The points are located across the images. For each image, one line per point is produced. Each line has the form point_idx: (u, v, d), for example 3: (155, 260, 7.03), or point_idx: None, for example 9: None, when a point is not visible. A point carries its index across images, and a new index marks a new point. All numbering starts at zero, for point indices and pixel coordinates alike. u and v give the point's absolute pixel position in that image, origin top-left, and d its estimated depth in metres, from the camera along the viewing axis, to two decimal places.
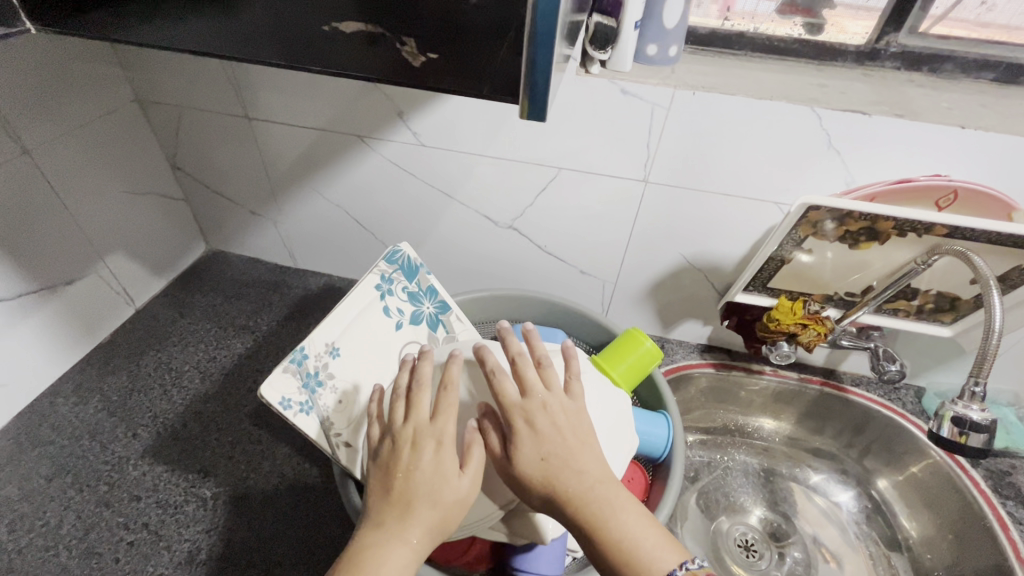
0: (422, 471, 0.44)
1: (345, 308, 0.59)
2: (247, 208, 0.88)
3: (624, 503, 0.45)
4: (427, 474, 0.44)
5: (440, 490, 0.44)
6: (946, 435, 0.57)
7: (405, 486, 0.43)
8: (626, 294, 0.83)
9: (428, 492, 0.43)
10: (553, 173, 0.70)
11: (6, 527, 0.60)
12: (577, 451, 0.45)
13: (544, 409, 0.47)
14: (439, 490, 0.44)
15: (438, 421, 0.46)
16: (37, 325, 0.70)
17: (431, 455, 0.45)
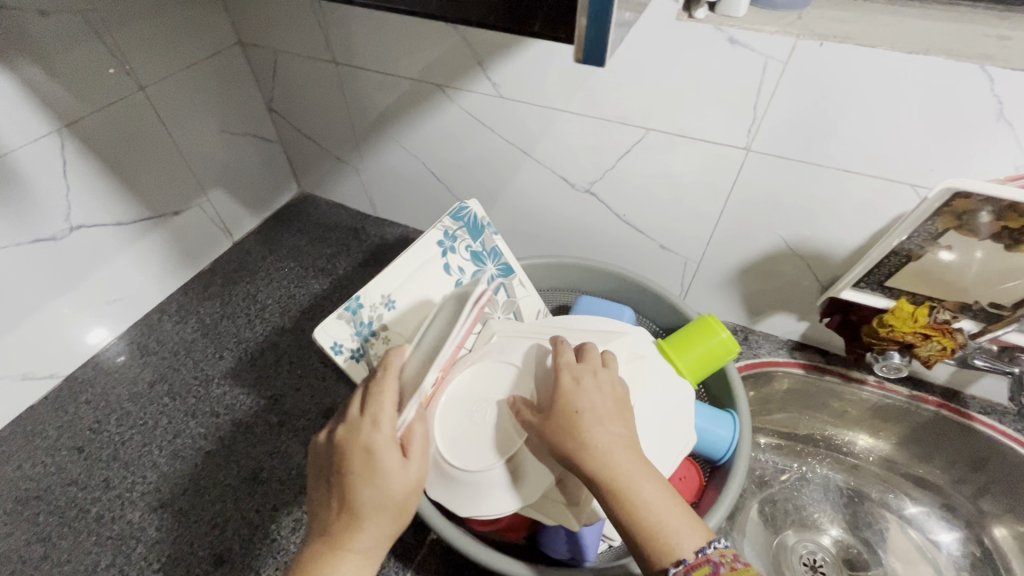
0: (360, 477, 0.39)
1: (406, 261, 0.59)
2: (334, 154, 0.90)
3: (652, 473, 0.40)
4: (363, 476, 0.39)
5: (382, 491, 0.39)
6: None
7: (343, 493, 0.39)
8: (710, 276, 0.75)
9: (369, 496, 0.39)
10: (640, 134, 0.63)
11: (116, 421, 0.69)
12: (596, 418, 0.42)
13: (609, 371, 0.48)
14: (382, 491, 0.39)
15: (371, 415, 0.40)
16: (147, 247, 0.78)
17: (361, 456, 0.39)
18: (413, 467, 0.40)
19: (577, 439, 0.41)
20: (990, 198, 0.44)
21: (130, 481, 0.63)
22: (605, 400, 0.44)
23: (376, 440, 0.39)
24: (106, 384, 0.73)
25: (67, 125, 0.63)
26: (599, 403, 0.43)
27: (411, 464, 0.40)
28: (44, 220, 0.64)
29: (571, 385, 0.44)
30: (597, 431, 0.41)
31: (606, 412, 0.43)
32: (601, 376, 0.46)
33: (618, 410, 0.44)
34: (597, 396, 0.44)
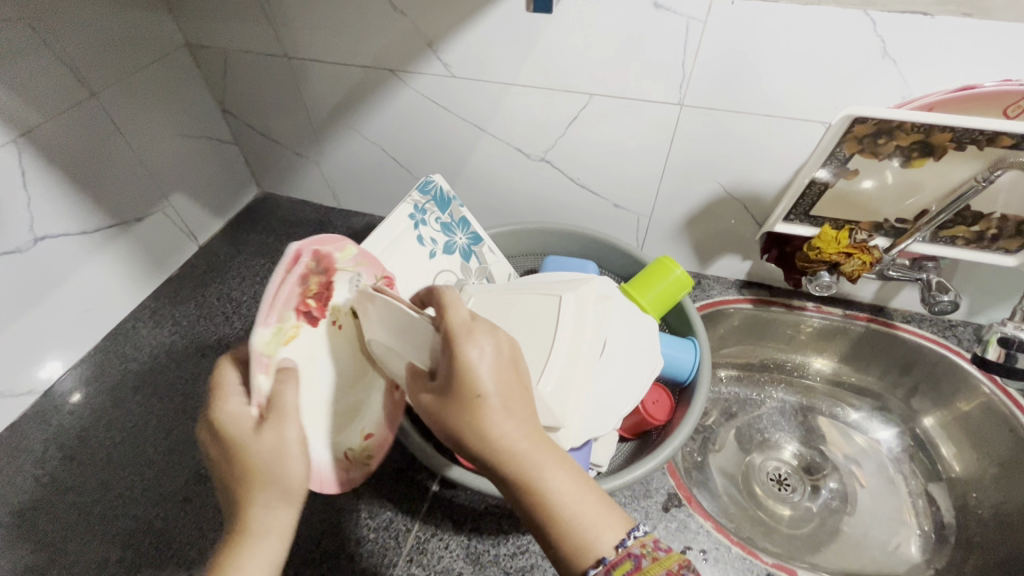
0: (249, 487, 0.40)
1: (383, 233, 0.63)
2: (292, 149, 0.92)
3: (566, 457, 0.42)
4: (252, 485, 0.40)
5: (249, 461, 0.40)
6: (992, 358, 0.60)
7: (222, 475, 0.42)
8: (661, 229, 0.82)
9: (242, 475, 0.40)
10: (585, 100, 0.69)
11: (104, 426, 0.69)
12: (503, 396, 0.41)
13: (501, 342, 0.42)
14: (249, 463, 0.40)
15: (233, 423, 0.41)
16: (113, 256, 0.78)
17: (214, 434, 0.41)
18: (294, 463, 0.41)
19: (477, 425, 0.40)
20: (882, 121, 0.52)
21: (128, 479, 0.64)
22: (509, 370, 0.42)
23: (222, 418, 0.41)
24: (88, 394, 0.73)
25: (23, 135, 0.63)
26: (497, 381, 0.41)
27: (286, 452, 0.41)
28: (6, 233, 0.64)
29: (467, 363, 0.41)
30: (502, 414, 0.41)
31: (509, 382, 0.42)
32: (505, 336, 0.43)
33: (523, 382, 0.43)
34: (504, 365, 0.42)
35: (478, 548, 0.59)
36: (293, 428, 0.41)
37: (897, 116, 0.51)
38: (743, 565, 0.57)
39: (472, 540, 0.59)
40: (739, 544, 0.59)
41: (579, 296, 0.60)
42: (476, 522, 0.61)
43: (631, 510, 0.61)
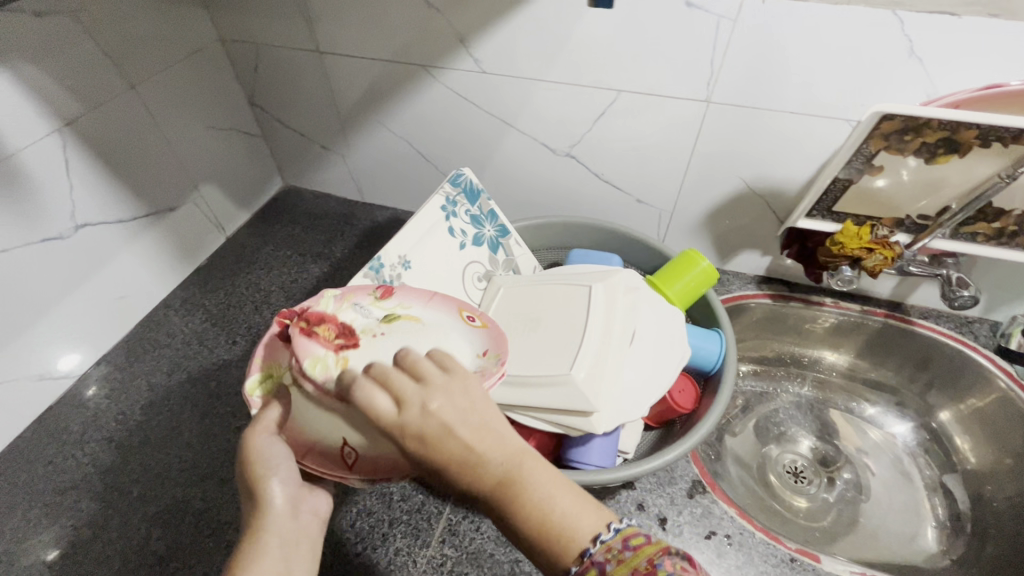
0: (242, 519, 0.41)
1: (416, 224, 0.64)
2: (318, 143, 0.94)
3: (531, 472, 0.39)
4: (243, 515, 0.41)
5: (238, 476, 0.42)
6: None
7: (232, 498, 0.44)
8: (682, 224, 0.83)
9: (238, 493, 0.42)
10: (613, 96, 0.70)
11: (141, 410, 0.71)
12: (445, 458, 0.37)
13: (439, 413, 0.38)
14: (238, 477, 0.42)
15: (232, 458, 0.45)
16: (147, 245, 0.80)
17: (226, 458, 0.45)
18: (273, 484, 0.41)
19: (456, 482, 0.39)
20: (910, 117, 0.54)
21: (166, 461, 0.66)
22: (446, 438, 0.37)
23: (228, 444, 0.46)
24: (124, 378, 0.75)
25: (67, 125, 0.65)
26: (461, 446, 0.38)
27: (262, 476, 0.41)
28: (49, 221, 0.66)
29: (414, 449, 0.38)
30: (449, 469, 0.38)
31: (452, 444, 0.37)
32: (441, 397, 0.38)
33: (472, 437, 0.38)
34: (434, 432, 0.37)
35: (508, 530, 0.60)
36: (267, 444, 0.42)
37: (927, 113, 0.52)
38: (767, 550, 0.59)
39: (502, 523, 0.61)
40: (763, 530, 0.60)
41: (609, 287, 0.61)
42: None
43: (657, 497, 0.63)
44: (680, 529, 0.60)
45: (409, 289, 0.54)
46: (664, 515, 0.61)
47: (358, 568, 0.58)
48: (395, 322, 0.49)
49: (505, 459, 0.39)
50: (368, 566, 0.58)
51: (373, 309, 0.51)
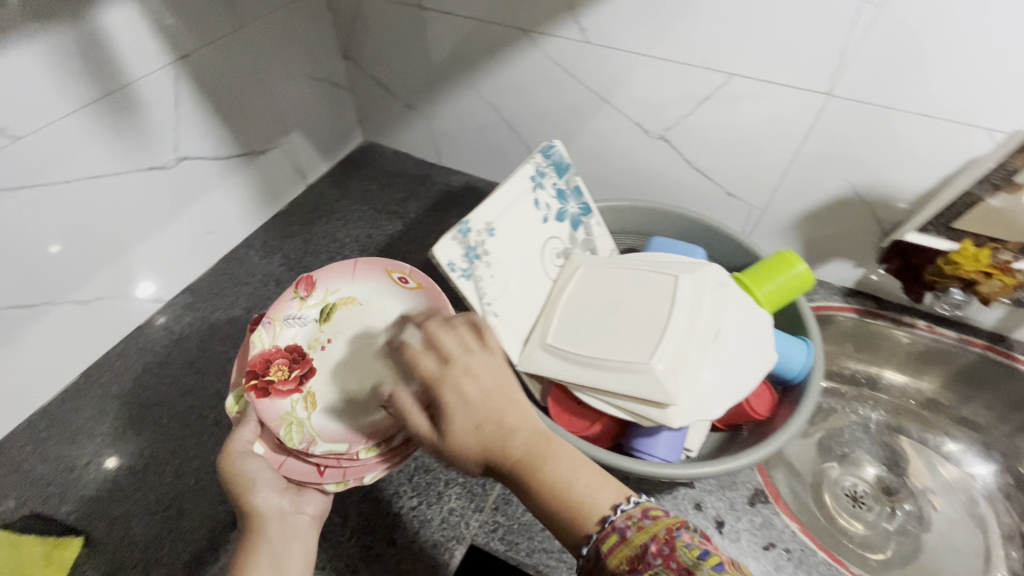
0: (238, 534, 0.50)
1: (505, 192, 0.63)
2: (404, 101, 0.93)
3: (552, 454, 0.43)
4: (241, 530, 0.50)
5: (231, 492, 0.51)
6: None
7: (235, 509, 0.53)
8: (772, 224, 0.79)
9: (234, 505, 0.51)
10: (723, 79, 0.66)
11: (221, 340, 0.75)
12: (470, 430, 0.43)
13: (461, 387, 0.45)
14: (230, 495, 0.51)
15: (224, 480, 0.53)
16: (237, 184, 0.82)
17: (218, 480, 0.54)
18: (265, 495, 0.50)
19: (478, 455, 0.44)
20: None
21: None
22: (469, 412, 0.43)
23: None
24: (207, 309, 0.79)
25: (180, 59, 0.67)
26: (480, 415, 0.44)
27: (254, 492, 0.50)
28: (156, 150, 0.69)
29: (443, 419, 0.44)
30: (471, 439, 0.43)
31: (476, 421, 0.43)
32: (462, 379, 0.44)
33: (500, 413, 0.44)
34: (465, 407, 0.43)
35: None
36: (245, 466, 0.51)
37: None
38: (829, 571, 0.56)
39: None
40: (826, 551, 0.58)
41: (696, 280, 0.59)
42: None
43: (716, 499, 0.61)
44: (737, 535, 0.59)
45: (327, 273, 0.66)
46: (721, 518, 0.60)
47: (412, 521, 0.60)
48: (331, 317, 0.65)
49: (525, 439, 0.43)
50: (421, 520, 0.60)
51: (303, 314, 0.65)
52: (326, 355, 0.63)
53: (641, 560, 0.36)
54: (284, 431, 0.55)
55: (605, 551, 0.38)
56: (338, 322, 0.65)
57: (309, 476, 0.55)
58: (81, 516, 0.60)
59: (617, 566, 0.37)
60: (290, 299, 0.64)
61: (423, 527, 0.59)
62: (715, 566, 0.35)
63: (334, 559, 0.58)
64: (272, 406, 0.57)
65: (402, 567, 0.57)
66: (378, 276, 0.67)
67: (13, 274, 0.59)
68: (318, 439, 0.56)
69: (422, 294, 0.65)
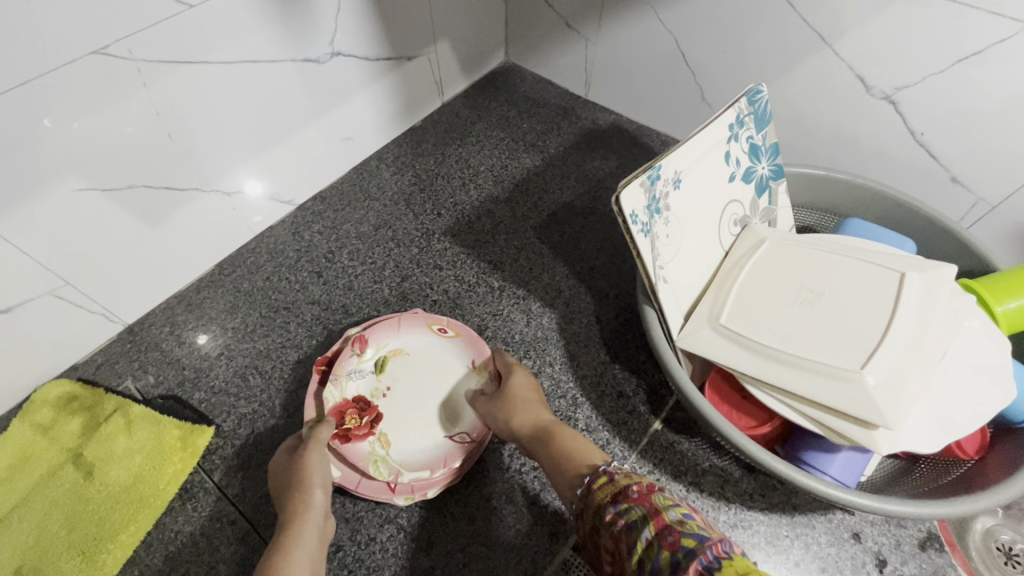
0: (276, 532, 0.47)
1: (701, 139, 0.54)
2: (564, 19, 0.82)
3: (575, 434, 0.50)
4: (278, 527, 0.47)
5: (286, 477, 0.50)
6: None
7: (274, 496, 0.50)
8: (1000, 226, 0.64)
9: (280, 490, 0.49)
10: (1012, 30, 0.51)
11: (348, 254, 0.72)
12: (520, 403, 0.52)
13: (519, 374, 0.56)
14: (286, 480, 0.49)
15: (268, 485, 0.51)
16: (379, 91, 0.77)
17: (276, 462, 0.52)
18: (312, 492, 0.48)
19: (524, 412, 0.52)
20: None
21: (366, 311, 0.67)
22: (524, 392, 0.53)
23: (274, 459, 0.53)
24: (336, 219, 0.76)
25: None
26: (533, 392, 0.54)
27: (300, 487, 0.48)
28: (312, 40, 0.64)
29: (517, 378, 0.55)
30: (519, 412, 0.52)
31: (523, 398, 0.53)
32: (519, 372, 0.56)
33: (543, 406, 0.53)
34: (519, 389, 0.54)
35: (697, 505, 0.54)
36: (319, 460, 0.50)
37: None
38: None
39: (690, 493, 0.55)
40: None
41: (927, 284, 0.48)
42: (697, 477, 0.56)
43: (879, 534, 0.53)
44: None
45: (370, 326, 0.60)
46: (883, 556, 0.52)
47: (532, 482, 0.56)
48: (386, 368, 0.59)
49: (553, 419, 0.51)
50: (542, 483, 0.56)
51: (363, 368, 0.58)
52: (390, 404, 0.58)
53: (623, 493, 0.39)
54: (372, 469, 0.53)
55: (593, 487, 0.41)
56: (396, 370, 0.59)
57: (381, 494, 0.53)
58: (210, 407, 0.60)
59: (600, 498, 0.40)
60: (347, 355, 0.58)
61: (542, 491, 0.55)
62: (686, 512, 0.36)
63: (451, 503, 0.55)
64: (354, 451, 0.54)
65: (520, 527, 0.54)
66: (419, 327, 0.61)
67: (172, 154, 0.58)
68: (403, 469, 0.54)
69: (461, 340, 0.61)
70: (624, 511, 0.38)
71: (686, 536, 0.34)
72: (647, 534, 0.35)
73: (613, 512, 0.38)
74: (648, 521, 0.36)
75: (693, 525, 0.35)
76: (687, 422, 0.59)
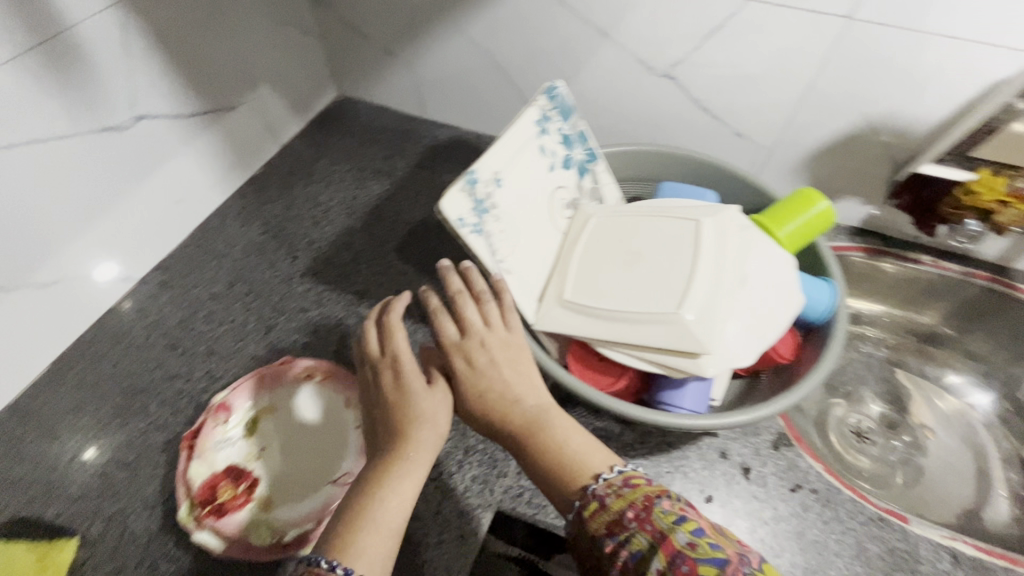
0: (375, 457, 0.45)
1: (511, 137, 0.58)
2: (382, 47, 0.85)
3: (551, 420, 0.45)
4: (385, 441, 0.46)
5: (409, 408, 0.46)
6: None
7: (396, 415, 0.47)
8: (780, 164, 0.76)
9: (398, 413, 0.46)
10: (735, 5, 0.62)
11: (203, 318, 0.69)
12: (502, 395, 0.46)
13: (516, 355, 0.49)
14: (409, 408, 0.46)
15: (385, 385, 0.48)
16: (204, 146, 0.75)
17: (390, 377, 0.48)
18: (413, 443, 0.45)
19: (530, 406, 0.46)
20: None
21: (232, 372, 0.64)
22: (503, 376, 0.47)
23: (410, 391, 0.47)
24: (184, 285, 0.72)
25: None
26: (526, 368, 0.48)
27: (438, 426, 0.46)
28: (109, 108, 0.61)
29: (510, 370, 0.48)
30: (502, 405, 0.46)
31: (507, 388, 0.47)
32: (524, 360, 0.48)
33: (527, 387, 0.47)
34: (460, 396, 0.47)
35: None
36: (431, 404, 0.47)
37: None
38: (854, 508, 0.57)
39: None
40: (850, 488, 0.58)
41: (720, 224, 0.56)
42: None
43: (741, 446, 0.61)
44: (764, 480, 0.58)
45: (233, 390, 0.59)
46: (747, 465, 0.59)
47: (431, 494, 0.57)
48: (256, 429, 0.57)
49: (537, 412, 0.45)
50: (441, 492, 0.57)
51: (230, 436, 0.57)
52: (265, 466, 0.56)
53: (618, 524, 0.38)
54: (254, 535, 0.51)
55: (586, 516, 0.39)
56: (267, 429, 0.57)
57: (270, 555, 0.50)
58: (71, 516, 0.55)
59: (594, 528, 0.38)
60: (210, 427, 0.56)
61: (443, 501, 0.57)
62: (692, 530, 0.36)
63: None
64: (232, 522, 0.52)
65: (429, 540, 0.54)
66: (285, 378, 0.60)
67: None
68: (288, 526, 0.52)
69: (331, 381, 0.60)
70: (625, 540, 0.37)
71: (705, 564, 0.33)
72: (659, 565, 0.34)
73: (612, 543, 0.37)
74: (657, 551, 0.35)
75: (705, 546, 0.35)
76: (565, 394, 0.63)
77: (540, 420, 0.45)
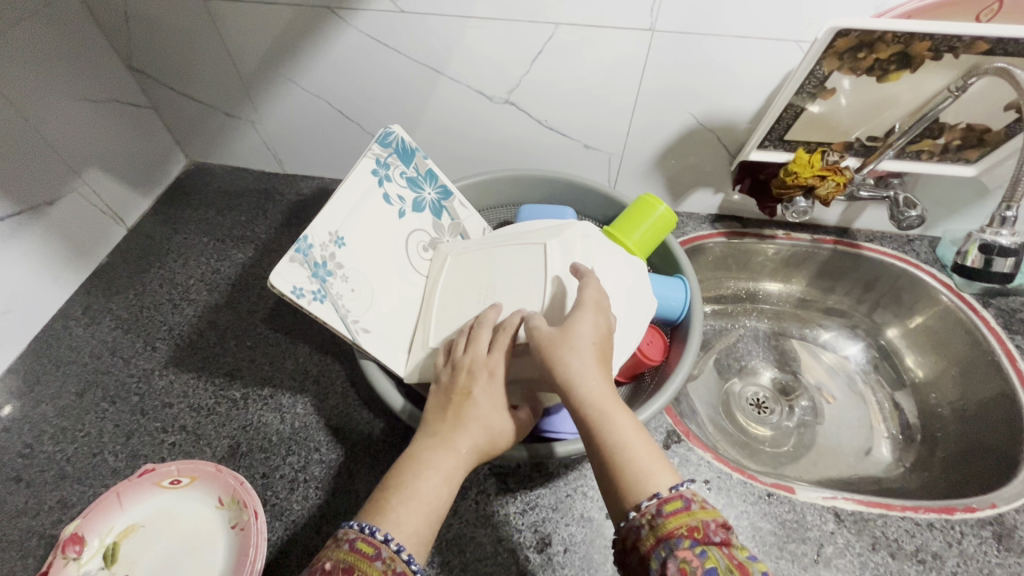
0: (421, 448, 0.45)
1: (346, 192, 0.57)
2: (222, 110, 0.81)
3: (612, 413, 0.42)
4: (435, 422, 0.46)
5: (469, 403, 0.46)
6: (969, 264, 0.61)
7: (457, 405, 0.46)
8: (633, 168, 0.79)
9: (459, 407, 0.46)
10: (550, 31, 0.63)
11: (50, 439, 0.62)
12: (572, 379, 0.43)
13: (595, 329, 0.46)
14: (473, 403, 0.46)
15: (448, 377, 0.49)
16: (27, 249, 0.68)
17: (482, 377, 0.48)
18: (460, 451, 0.44)
19: (587, 387, 0.43)
20: (865, 33, 0.52)
21: (90, 494, 0.58)
22: (569, 358, 0.44)
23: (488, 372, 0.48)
24: (24, 405, 0.65)
25: None
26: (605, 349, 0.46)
27: (491, 429, 0.46)
28: None
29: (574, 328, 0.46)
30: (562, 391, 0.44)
31: (587, 371, 0.44)
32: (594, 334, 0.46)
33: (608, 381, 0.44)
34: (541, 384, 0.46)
35: (487, 510, 0.57)
36: (484, 405, 0.46)
37: (887, 26, 0.51)
38: (744, 489, 0.59)
39: (479, 501, 0.57)
40: (739, 471, 0.61)
41: (567, 243, 0.57)
42: (480, 484, 0.58)
43: None
44: None
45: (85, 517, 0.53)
46: None
47: None
48: (118, 556, 0.52)
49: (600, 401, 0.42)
50: None
51: (87, 571, 0.51)
52: None
53: (701, 530, 0.36)
54: None
55: (665, 510, 0.37)
56: (132, 551, 0.52)
57: None
58: None
59: (672, 528, 0.36)
60: (59, 567, 0.50)
61: None
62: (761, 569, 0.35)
63: None
64: None
65: None
66: (147, 489, 0.55)
67: None
68: None
69: (201, 482, 0.56)
70: (703, 553, 0.35)
71: None
72: None
73: (686, 548, 0.35)
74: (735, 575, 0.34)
75: None
76: None
77: (602, 414, 0.42)
